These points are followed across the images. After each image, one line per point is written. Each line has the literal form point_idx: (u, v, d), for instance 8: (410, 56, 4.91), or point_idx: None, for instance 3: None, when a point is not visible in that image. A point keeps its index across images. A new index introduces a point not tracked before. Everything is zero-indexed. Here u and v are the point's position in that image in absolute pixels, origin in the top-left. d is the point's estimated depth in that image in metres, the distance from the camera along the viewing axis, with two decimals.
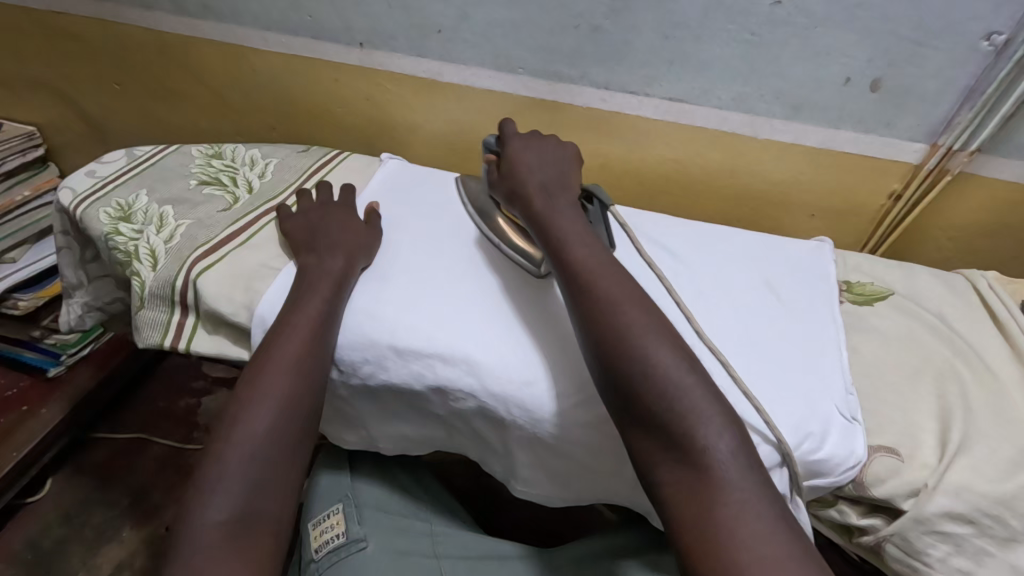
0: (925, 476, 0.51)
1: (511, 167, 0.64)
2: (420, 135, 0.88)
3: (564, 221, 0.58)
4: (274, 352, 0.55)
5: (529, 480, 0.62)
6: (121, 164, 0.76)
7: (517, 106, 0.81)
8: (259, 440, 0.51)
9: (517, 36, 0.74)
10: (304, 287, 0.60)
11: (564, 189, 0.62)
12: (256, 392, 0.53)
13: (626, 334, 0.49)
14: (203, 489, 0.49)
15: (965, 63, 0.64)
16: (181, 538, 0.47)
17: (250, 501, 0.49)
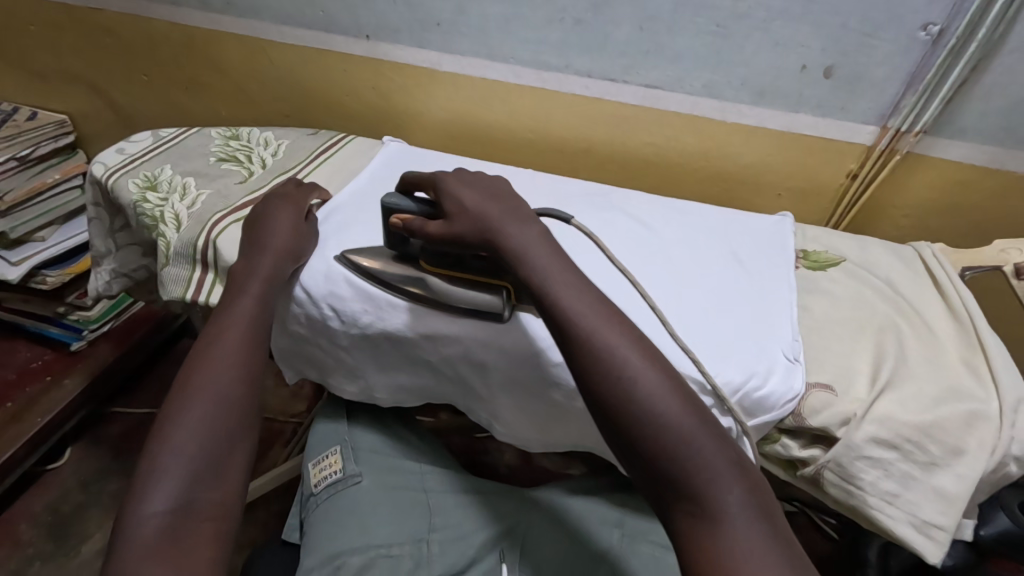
0: (855, 407, 0.57)
1: (459, 206, 0.59)
2: (421, 121, 0.96)
3: (540, 257, 0.54)
4: (215, 347, 0.55)
5: (509, 424, 0.69)
6: (147, 144, 0.84)
7: (509, 93, 0.88)
8: (202, 435, 0.49)
9: (508, 29, 0.82)
10: (237, 290, 0.60)
11: (524, 218, 0.58)
12: (199, 388, 0.51)
13: (632, 385, 0.46)
14: (148, 480, 0.46)
15: (908, 52, 0.70)
16: (118, 542, 0.43)
17: (198, 490, 0.46)
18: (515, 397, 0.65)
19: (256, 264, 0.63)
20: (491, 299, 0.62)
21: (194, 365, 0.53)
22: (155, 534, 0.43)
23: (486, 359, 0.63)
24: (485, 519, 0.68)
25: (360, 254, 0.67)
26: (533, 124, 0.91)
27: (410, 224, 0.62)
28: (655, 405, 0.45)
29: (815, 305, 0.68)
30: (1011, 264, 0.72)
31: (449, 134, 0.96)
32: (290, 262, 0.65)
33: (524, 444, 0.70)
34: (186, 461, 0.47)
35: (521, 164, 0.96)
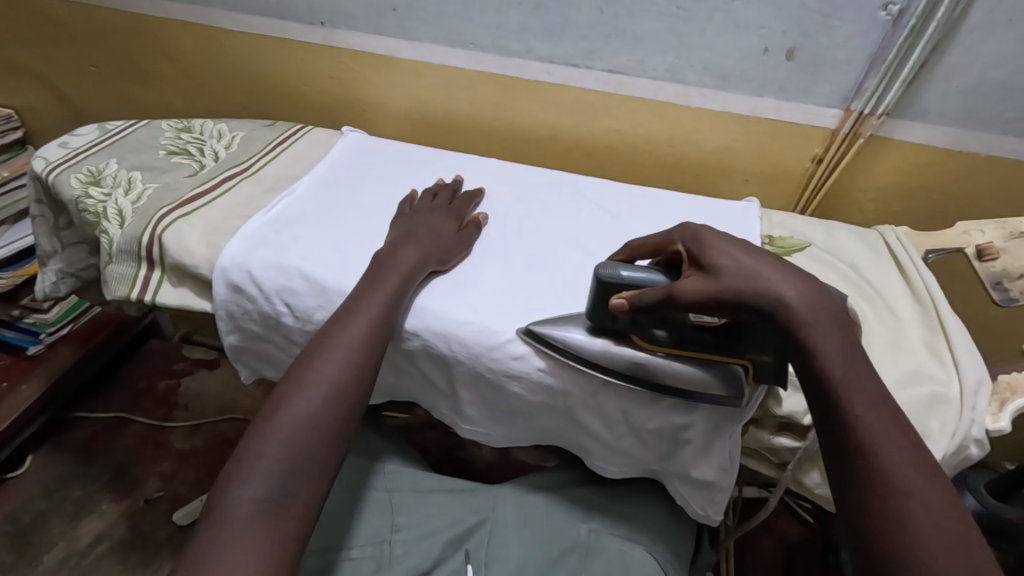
0: None
1: (739, 266, 0.47)
2: (383, 111, 0.93)
3: (834, 342, 0.46)
4: (342, 344, 0.56)
5: (472, 419, 0.67)
6: (92, 137, 0.81)
7: (471, 81, 0.86)
8: (301, 426, 0.51)
9: (468, 14, 0.80)
10: (368, 282, 0.60)
11: (811, 288, 0.48)
12: (308, 378, 0.54)
13: (906, 513, 0.41)
14: (244, 464, 0.49)
15: (868, 33, 0.69)
16: (216, 514, 0.47)
17: (287, 482, 0.49)
18: (477, 393, 0.64)
19: (398, 260, 0.62)
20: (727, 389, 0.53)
21: (309, 355, 0.56)
22: (246, 519, 0.46)
23: (444, 354, 0.61)
24: (450, 515, 0.67)
25: (548, 329, 0.58)
26: (495, 113, 0.89)
27: (640, 303, 0.51)
28: (930, 550, 0.40)
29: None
30: (973, 245, 0.72)
31: (412, 124, 0.94)
32: (433, 264, 0.64)
33: (490, 438, 0.68)
34: (276, 454, 0.50)
35: (486, 153, 0.94)
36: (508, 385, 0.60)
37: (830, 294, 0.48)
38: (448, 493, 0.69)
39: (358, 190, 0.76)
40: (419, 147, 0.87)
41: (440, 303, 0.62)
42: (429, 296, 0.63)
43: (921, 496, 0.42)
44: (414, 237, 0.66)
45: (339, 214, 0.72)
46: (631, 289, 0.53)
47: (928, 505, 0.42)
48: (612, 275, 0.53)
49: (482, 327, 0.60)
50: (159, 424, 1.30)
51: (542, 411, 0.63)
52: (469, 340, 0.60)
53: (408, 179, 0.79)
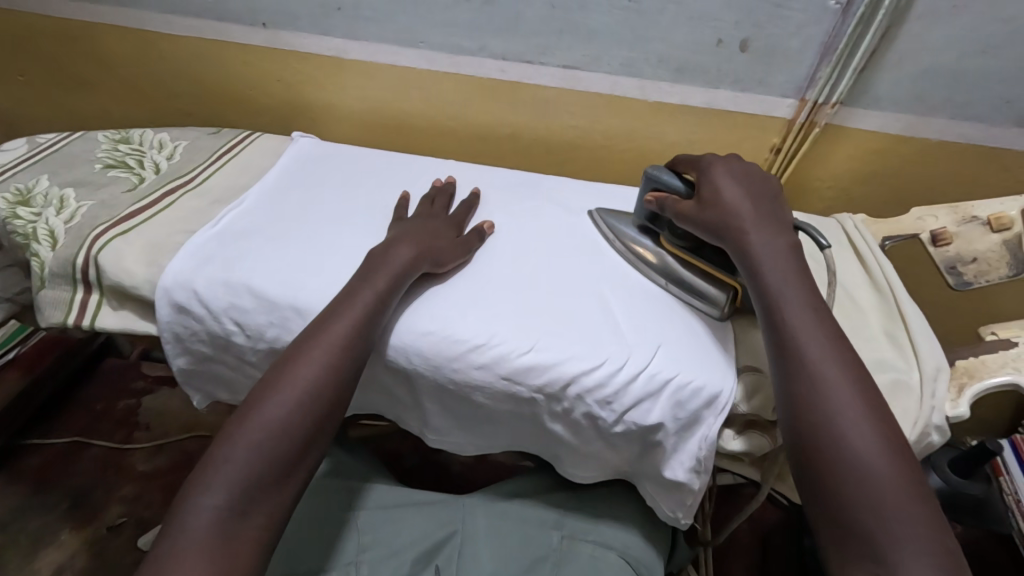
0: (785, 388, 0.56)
1: (706, 201, 0.59)
2: (338, 114, 0.91)
3: (773, 258, 0.55)
4: (329, 341, 0.53)
5: (437, 430, 0.64)
6: (21, 152, 0.76)
7: (424, 80, 0.84)
8: (270, 434, 0.49)
9: (416, 12, 0.77)
10: (362, 274, 0.59)
11: (775, 227, 0.57)
12: (283, 383, 0.52)
13: (822, 388, 0.48)
14: (211, 469, 0.48)
15: (820, 22, 0.69)
16: (183, 515, 0.46)
17: (251, 492, 0.48)
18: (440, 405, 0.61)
19: (390, 260, 0.60)
20: (713, 290, 0.61)
21: (288, 357, 0.54)
22: (204, 530, 0.46)
23: (404, 366, 0.59)
24: (420, 529, 0.65)
25: (612, 218, 0.70)
26: (453, 110, 0.87)
27: (662, 204, 0.62)
28: (838, 417, 0.46)
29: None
30: (928, 232, 0.74)
31: (369, 126, 0.91)
32: (428, 265, 0.62)
33: (461, 447, 0.66)
34: (241, 464, 0.48)
35: (445, 153, 0.92)
36: (471, 395, 0.59)
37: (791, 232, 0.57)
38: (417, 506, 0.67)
39: (311, 197, 0.73)
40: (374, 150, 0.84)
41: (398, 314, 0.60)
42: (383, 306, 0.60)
43: (842, 377, 0.48)
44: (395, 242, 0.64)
45: (290, 222, 0.69)
46: (664, 191, 0.63)
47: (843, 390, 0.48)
48: (652, 172, 0.64)
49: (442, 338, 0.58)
50: (120, 447, 1.24)
51: (511, 420, 0.61)
52: (427, 351, 0.58)
53: (364, 182, 0.77)
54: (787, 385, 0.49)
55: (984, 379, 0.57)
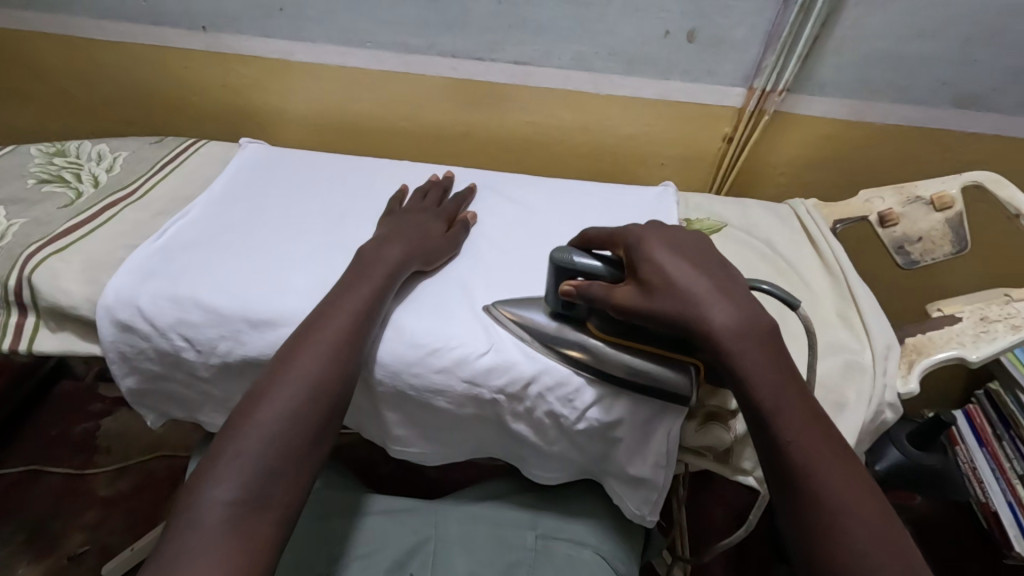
0: None
1: (655, 293, 0.48)
2: (288, 119, 0.88)
3: (757, 355, 0.44)
4: (332, 330, 0.53)
5: (399, 438, 0.63)
6: None
7: (374, 80, 0.82)
8: (279, 422, 0.47)
9: (360, 10, 0.75)
10: (355, 272, 0.59)
11: (743, 300, 0.47)
12: (288, 373, 0.50)
13: (836, 532, 0.40)
14: (219, 460, 0.45)
15: (762, 10, 0.70)
16: (183, 523, 0.42)
17: (264, 483, 0.44)
18: (401, 413, 0.60)
19: (383, 256, 0.60)
20: (674, 378, 0.52)
21: (290, 349, 0.52)
22: (212, 526, 0.41)
23: (363, 372, 0.57)
24: (381, 542, 0.63)
25: (514, 309, 0.59)
26: (403, 109, 0.85)
27: (586, 292, 0.52)
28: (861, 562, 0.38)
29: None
30: (875, 212, 0.74)
31: (320, 131, 0.89)
32: (417, 262, 0.62)
33: (425, 456, 0.65)
34: (253, 453, 0.45)
35: (397, 153, 0.91)
36: (433, 400, 0.58)
37: (760, 307, 0.47)
38: (378, 517, 0.66)
39: (262, 204, 0.71)
40: (325, 154, 0.82)
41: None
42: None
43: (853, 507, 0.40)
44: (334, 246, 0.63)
45: (239, 231, 0.67)
46: (580, 277, 0.53)
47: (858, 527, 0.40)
48: (559, 256, 0.53)
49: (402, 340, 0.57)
50: (79, 474, 1.12)
51: (472, 424, 0.60)
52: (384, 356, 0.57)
53: (319, 187, 0.75)
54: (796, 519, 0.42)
55: (932, 354, 0.57)
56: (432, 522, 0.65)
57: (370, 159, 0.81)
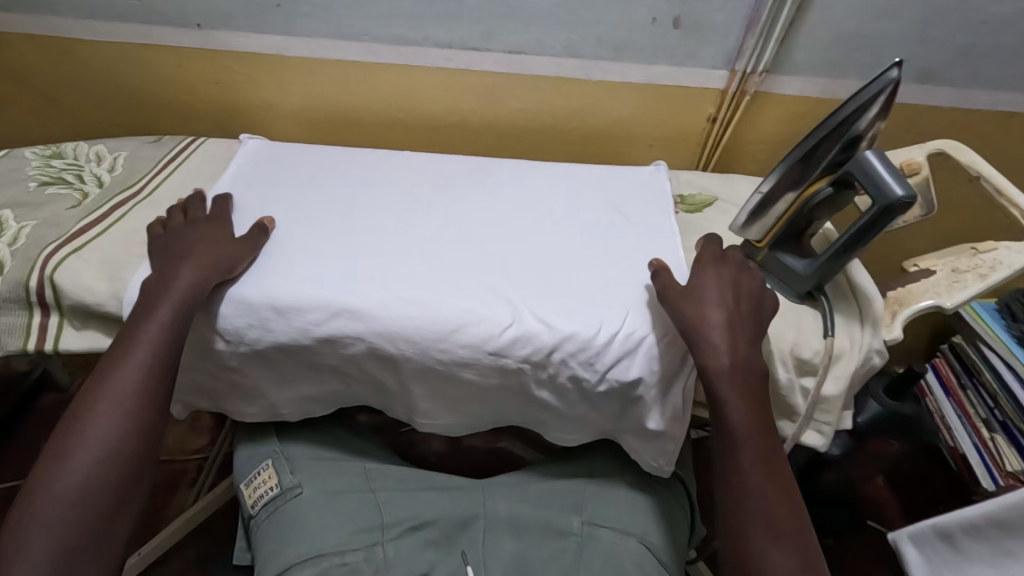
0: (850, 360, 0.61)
1: (747, 396, 0.57)
2: (469, 130, 0.92)
3: (728, 395, 0.57)
4: (139, 402, 0.56)
5: (559, 420, 0.67)
6: (170, 146, 0.84)
7: (558, 88, 0.87)
8: (75, 492, 0.51)
9: (550, 19, 0.79)
10: (143, 308, 0.60)
11: (750, 330, 0.60)
12: (78, 439, 0.53)
13: None
14: (12, 541, 0.49)
15: None
16: None
17: (69, 553, 0.49)
18: (564, 395, 0.63)
19: (174, 281, 0.60)
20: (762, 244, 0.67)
21: (83, 402, 0.56)
22: None
23: (546, 361, 0.61)
24: (550, 522, 0.65)
25: (883, 164, 0.55)
26: (573, 114, 0.90)
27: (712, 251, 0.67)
28: None
29: (874, 299, 0.63)
30: None
31: (500, 139, 0.93)
32: (217, 277, 0.62)
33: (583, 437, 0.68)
34: (64, 519, 0.50)
35: (562, 157, 0.95)
36: (600, 383, 0.61)
37: (755, 347, 0.60)
38: (550, 495, 0.68)
39: (453, 206, 0.76)
40: (506, 159, 0.85)
41: (544, 299, 0.64)
42: (529, 292, 0.65)
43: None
44: (200, 251, 0.63)
45: (432, 229, 0.72)
46: (871, 191, 0.55)
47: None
48: (902, 194, 0.54)
49: (584, 324, 0.61)
50: None
51: (636, 412, 0.63)
52: (563, 337, 0.60)
53: (503, 192, 0.79)
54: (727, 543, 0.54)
55: (917, 305, 0.63)
56: (603, 519, 0.66)
57: (550, 164, 0.84)
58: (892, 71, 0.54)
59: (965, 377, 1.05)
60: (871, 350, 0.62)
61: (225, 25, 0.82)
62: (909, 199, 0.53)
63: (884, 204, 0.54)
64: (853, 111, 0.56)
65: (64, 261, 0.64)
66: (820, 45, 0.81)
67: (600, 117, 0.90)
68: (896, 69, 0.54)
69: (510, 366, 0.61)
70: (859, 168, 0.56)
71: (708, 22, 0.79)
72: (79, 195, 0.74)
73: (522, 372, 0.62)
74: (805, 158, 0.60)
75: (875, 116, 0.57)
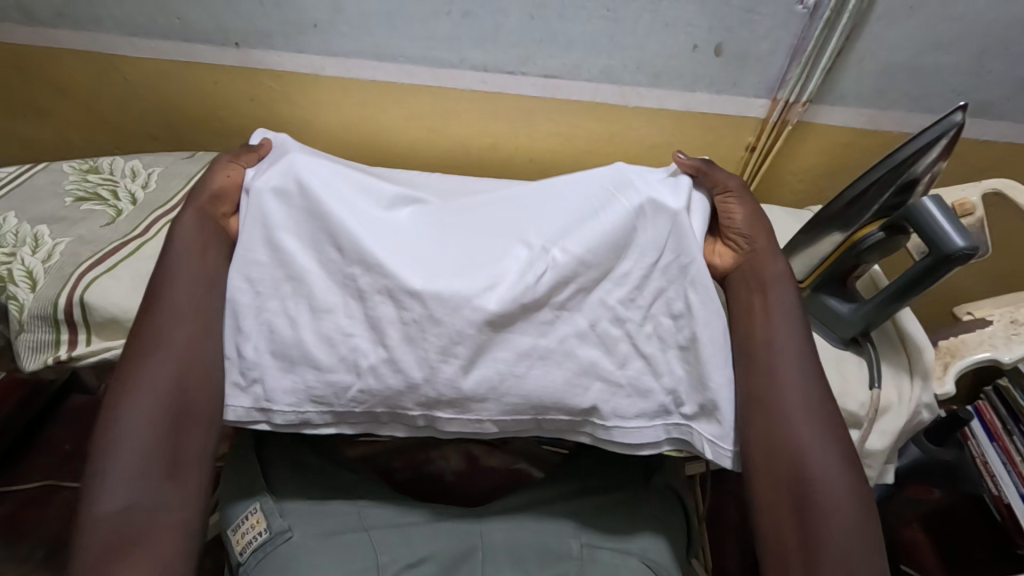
0: (900, 412, 0.58)
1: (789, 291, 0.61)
2: (502, 151, 0.91)
3: (780, 292, 0.59)
4: (164, 321, 0.56)
5: (609, 399, 0.56)
6: (206, 160, 0.85)
7: (593, 112, 0.85)
8: (147, 418, 0.52)
9: (588, 43, 0.78)
10: (174, 242, 0.60)
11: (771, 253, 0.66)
12: (136, 377, 0.54)
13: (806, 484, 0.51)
14: (105, 474, 0.50)
15: None
16: (89, 527, 0.49)
17: (153, 484, 0.50)
18: (611, 348, 0.57)
19: (183, 224, 0.60)
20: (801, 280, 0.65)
21: (132, 343, 0.56)
22: (120, 524, 0.48)
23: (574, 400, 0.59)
24: (547, 546, 0.63)
25: (940, 209, 0.52)
26: (609, 138, 0.88)
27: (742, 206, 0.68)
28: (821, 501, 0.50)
29: (926, 349, 0.60)
30: None
31: (532, 161, 0.92)
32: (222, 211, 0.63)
33: (637, 444, 0.57)
34: (140, 444, 0.51)
35: None
36: (645, 323, 0.58)
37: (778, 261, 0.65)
38: (547, 519, 0.66)
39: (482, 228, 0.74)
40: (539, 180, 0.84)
41: (580, 229, 0.59)
42: (565, 229, 0.59)
43: (830, 516, 0.50)
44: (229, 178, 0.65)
45: None
46: (925, 237, 0.52)
47: (845, 520, 0.50)
48: (960, 243, 0.50)
49: (630, 250, 0.59)
50: None
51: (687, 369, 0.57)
52: (611, 264, 0.58)
53: None
54: (767, 421, 0.54)
55: (965, 357, 0.60)
56: (602, 541, 0.64)
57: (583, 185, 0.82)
58: (957, 114, 0.52)
59: (1011, 423, 0.95)
60: (920, 404, 0.59)
61: (263, 44, 0.82)
62: (970, 250, 0.50)
63: (942, 253, 0.51)
64: (912, 153, 0.53)
65: (95, 281, 0.65)
66: (867, 74, 0.78)
67: (636, 143, 0.88)
68: (959, 112, 0.51)
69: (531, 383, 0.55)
70: (914, 214, 0.52)
71: (752, 51, 0.77)
72: (113, 212, 0.75)
73: (567, 364, 0.56)
74: (856, 197, 0.57)
75: (935, 158, 0.54)
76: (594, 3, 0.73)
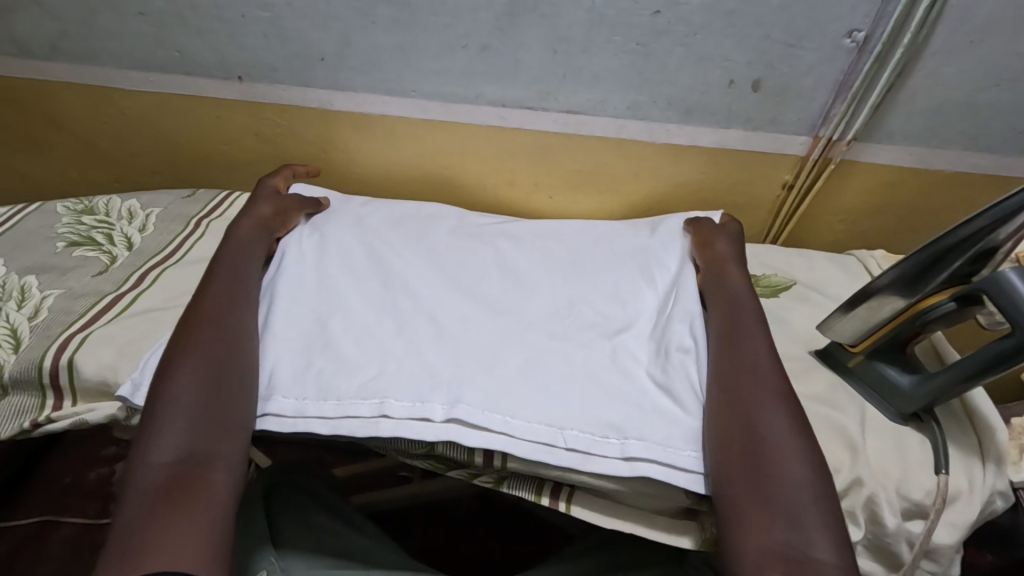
0: (973, 503, 0.51)
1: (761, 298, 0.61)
2: (519, 190, 0.85)
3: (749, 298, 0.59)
4: (227, 295, 0.56)
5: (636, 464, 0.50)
6: (210, 198, 0.80)
7: (618, 148, 0.79)
8: (189, 384, 0.49)
9: (613, 77, 0.72)
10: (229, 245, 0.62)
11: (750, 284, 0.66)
12: (190, 342, 0.52)
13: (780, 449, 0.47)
14: (156, 424, 0.47)
15: None
16: (129, 482, 0.45)
17: (194, 438, 0.47)
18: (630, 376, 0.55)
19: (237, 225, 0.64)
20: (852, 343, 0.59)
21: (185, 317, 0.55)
22: (157, 482, 0.44)
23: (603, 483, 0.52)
24: None
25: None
26: (633, 175, 0.82)
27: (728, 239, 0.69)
28: (792, 465, 0.46)
29: (998, 430, 0.54)
30: None
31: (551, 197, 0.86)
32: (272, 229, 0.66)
33: (678, 462, 0.49)
34: (185, 402, 0.48)
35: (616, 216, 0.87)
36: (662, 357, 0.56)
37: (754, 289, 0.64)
38: None
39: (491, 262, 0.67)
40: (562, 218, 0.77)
41: (597, 291, 0.63)
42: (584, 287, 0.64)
43: (787, 460, 0.46)
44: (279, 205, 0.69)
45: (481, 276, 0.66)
46: (1009, 313, 0.47)
47: (824, 482, 0.46)
48: None
49: (645, 307, 0.62)
50: None
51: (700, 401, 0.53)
52: (631, 320, 0.60)
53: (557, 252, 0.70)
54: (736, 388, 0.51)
55: None
56: None
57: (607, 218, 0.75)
58: None
59: None
60: (994, 492, 0.52)
61: (266, 78, 0.78)
62: None
63: None
64: (987, 217, 0.48)
65: (86, 341, 0.60)
66: (919, 112, 0.72)
67: (663, 180, 0.82)
68: None
69: (561, 451, 0.50)
70: (996, 286, 0.47)
71: (793, 86, 0.71)
72: (107, 259, 0.70)
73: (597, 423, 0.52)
74: (924, 262, 0.52)
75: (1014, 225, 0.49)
76: (622, 36, 0.68)
